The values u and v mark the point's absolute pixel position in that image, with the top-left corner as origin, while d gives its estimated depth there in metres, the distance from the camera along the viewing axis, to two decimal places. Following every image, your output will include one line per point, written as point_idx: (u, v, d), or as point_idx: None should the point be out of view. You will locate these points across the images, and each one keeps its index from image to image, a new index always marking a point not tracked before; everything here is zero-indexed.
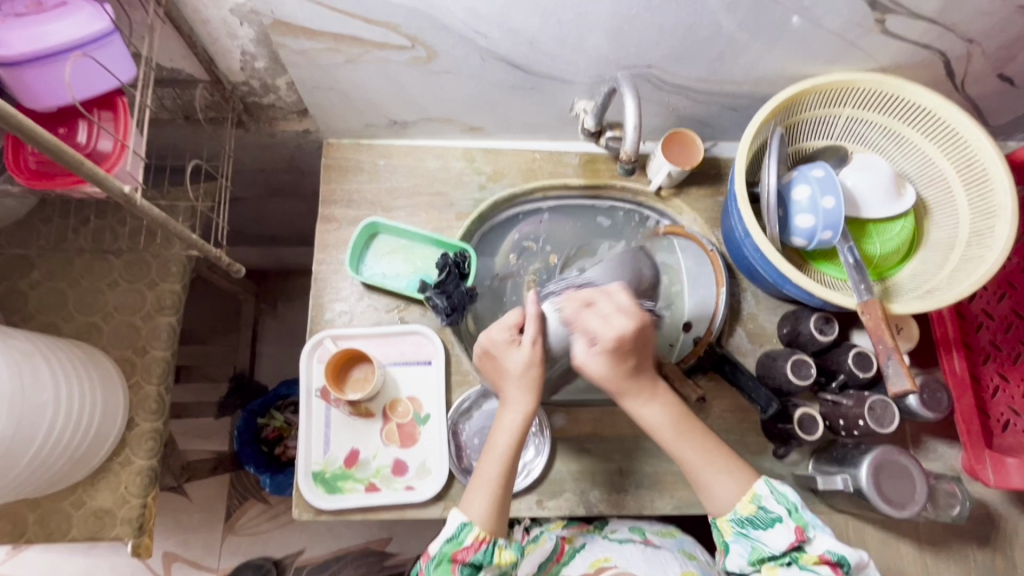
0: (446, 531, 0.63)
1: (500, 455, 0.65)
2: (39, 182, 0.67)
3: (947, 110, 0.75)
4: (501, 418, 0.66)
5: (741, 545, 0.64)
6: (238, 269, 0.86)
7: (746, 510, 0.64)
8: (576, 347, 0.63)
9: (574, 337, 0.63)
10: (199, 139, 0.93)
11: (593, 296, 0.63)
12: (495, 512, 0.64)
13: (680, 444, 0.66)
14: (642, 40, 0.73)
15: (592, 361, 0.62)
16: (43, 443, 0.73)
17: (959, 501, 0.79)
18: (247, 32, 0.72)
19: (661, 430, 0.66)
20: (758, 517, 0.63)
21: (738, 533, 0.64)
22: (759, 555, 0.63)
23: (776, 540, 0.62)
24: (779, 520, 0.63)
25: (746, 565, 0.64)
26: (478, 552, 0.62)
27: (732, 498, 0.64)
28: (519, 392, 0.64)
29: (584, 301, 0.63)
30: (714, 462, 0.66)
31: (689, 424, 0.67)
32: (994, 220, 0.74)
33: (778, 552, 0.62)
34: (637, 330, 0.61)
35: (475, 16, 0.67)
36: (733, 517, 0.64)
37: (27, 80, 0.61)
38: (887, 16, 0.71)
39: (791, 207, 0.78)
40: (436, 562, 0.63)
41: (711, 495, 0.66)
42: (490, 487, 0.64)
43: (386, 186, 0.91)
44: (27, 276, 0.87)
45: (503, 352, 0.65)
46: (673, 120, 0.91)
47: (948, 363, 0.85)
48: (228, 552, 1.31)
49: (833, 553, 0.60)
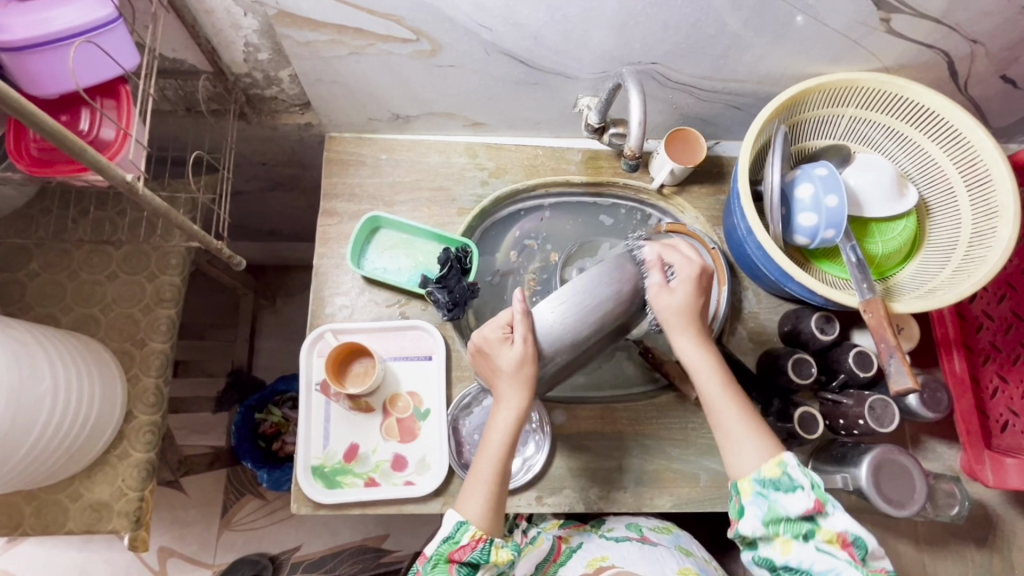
0: (444, 530, 0.63)
1: (496, 454, 0.65)
2: (41, 170, 0.67)
3: (950, 110, 0.75)
4: (495, 417, 0.65)
5: (757, 505, 0.61)
6: (238, 262, 0.85)
7: (771, 472, 0.61)
8: (650, 277, 0.65)
9: (648, 272, 0.66)
10: (200, 131, 0.93)
11: (674, 243, 0.70)
12: (490, 512, 0.63)
13: (721, 395, 0.66)
14: (647, 37, 0.73)
15: (670, 289, 0.65)
16: (41, 434, 0.73)
17: (958, 501, 0.79)
18: (251, 23, 0.72)
19: (705, 375, 0.66)
20: (782, 481, 0.60)
21: (757, 494, 0.61)
22: (776, 516, 0.60)
23: (797, 507, 0.59)
24: (803, 490, 0.59)
25: (759, 527, 0.61)
26: (475, 551, 0.61)
27: (758, 459, 0.62)
28: (512, 391, 0.63)
29: (667, 245, 0.68)
30: (748, 423, 0.64)
31: (730, 381, 0.67)
32: (996, 221, 0.74)
33: (795, 518, 0.59)
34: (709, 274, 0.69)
35: (480, 9, 0.67)
36: (755, 478, 0.62)
37: (29, 67, 0.60)
38: (891, 16, 0.71)
39: (794, 206, 0.78)
40: (432, 563, 0.62)
41: (737, 455, 0.63)
42: (485, 487, 0.64)
43: (388, 180, 0.91)
44: (26, 266, 0.86)
45: (495, 349, 0.63)
46: (676, 118, 0.91)
47: (948, 365, 0.86)
48: (224, 547, 1.30)
49: (852, 533, 0.58)
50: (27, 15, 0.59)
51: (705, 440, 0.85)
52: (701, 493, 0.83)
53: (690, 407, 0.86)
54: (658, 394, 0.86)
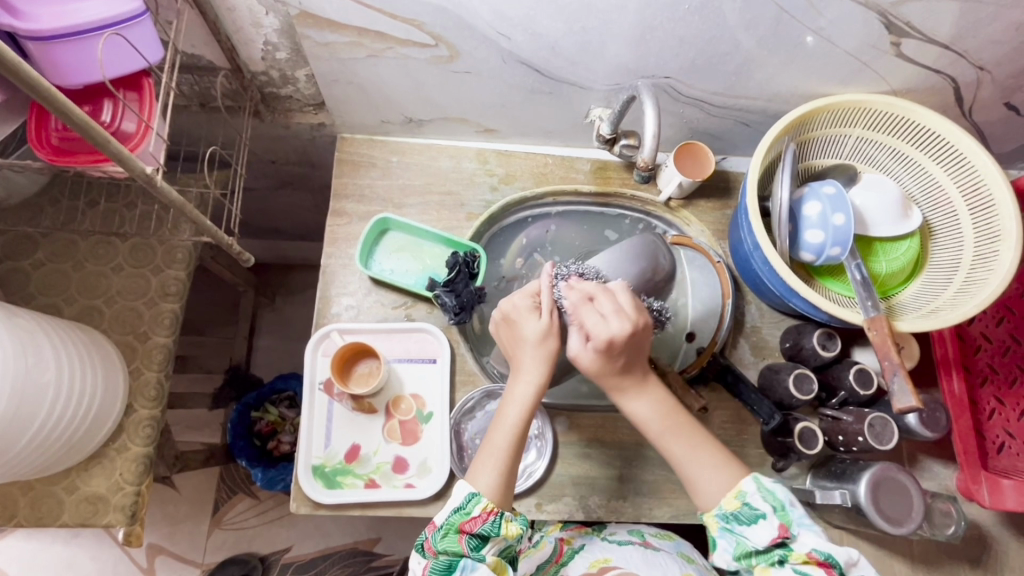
0: (455, 501, 0.62)
1: (512, 421, 0.65)
2: (62, 158, 0.67)
3: (956, 135, 0.77)
4: (513, 390, 0.66)
5: (726, 540, 0.62)
6: (247, 259, 0.86)
7: (730, 506, 0.62)
8: (571, 342, 0.65)
9: (570, 333, 0.65)
10: (213, 127, 0.93)
11: (594, 291, 0.64)
12: (502, 484, 0.63)
13: (670, 441, 0.66)
14: (662, 51, 0.74)
15: (586, 354, 0.64)
16: (43, 424, 0.72)
17: (954, 521, 0.80)
18: (272, 22, 0.72)
19: (651, 424, 0.66)
20: (742, 513, 0.62)
21: (723, 528, 0.63)
22: (744, 550, 0.61)
23: (762, 539, 0.60)
24: (765, 517, 0.61)
25: (732, 560, 0.63)
26: (486, 523, 0.61)
27: (716, 495, 0.63)
28: (532, 361, 0.65)
29: (585, 295, 0.65)
30: (700, 460, 0.65)
31: (677, 418, 0.67)
32: (998, 245, 0.75)
33: (764, 548, 0.60)
34: (638, 329, 0.63)
35: (501, 18, 0.67)
36: (718, 512, 0.63)
37: (54, 56, 0.61)
38: (902, 40, 0.72)
39: (801, 222, 0.79)
40: (442, 532, 0.62)
41: (699, 489, 0.64)
42: (499, 459, 0.64)
43: (398, 183, 0.92)
44: (31, 255, 0.86)
45: (522, 317, 0.66)
46: (686, 132, 0.92)
47: (948, 385, 0.87)
48: (214, 546, 1.29)
49: (821, 552, 0.58)
50: (54, 6, 0.60)
51: None
52: None
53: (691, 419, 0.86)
54: None
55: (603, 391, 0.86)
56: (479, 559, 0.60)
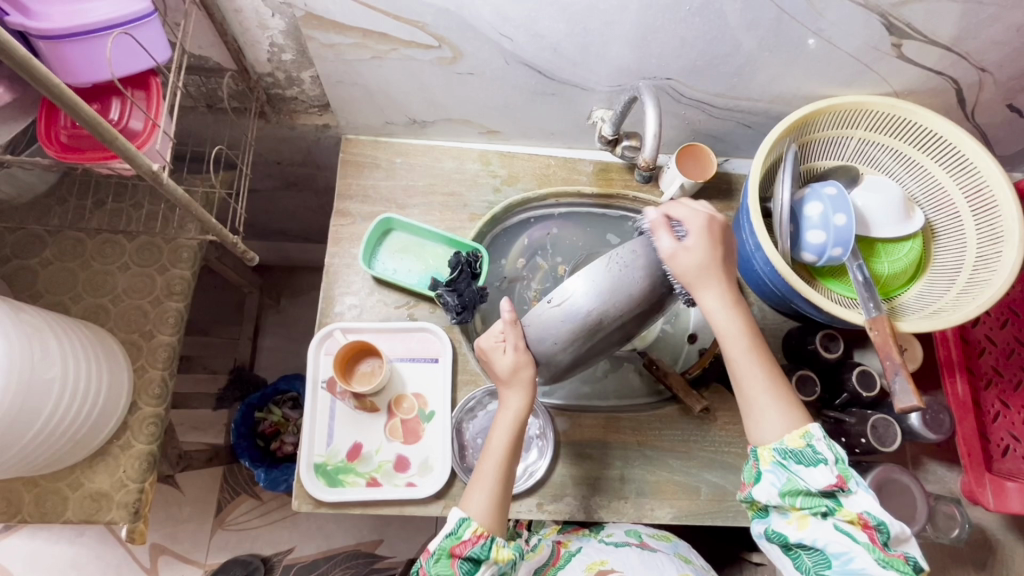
0: (447, 526, 0.63)
1: (500, 449, 0.66)
2: (69, 155, 0.68)
3: (959, 136, 0.77)
4: (499, 417, 0.67)
5: (776, 475, 0.59)
6: (252, 258, 0.87)
7: (794, 444, 0.59)
8: (661, 242, 0.60)
9: (659, 235, 0.61)
10: (220, 128, 0.94)
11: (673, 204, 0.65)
12: (494, 509, 0.63)
13: (747, 362, 0.63)
14: (663, 52, 0.74)
15: (683, 250, 0.60)
16: (47, 422, 0.73)
17: (959, 523, 0.80)
18: (278, 23, 0.74)
19: (733, 339, 0.63)
20: (805, 453, 0.59)
21: (777, 463, 0.59)
22: (794, 488, 0.58)
23: (818, 482, 0.58)
24: (825, 464, 0.58)
25: (775, 496, 0.59)
26: (476, 546, 0.61)
27: (778, 430, 0.60)
28: (513, 394, 0.65)
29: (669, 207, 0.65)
30: (773, 393, 0.62)
31: (760, 343, 0.63)
32: (1001, 246, 0.75)
33: (816, 493, 0.58)
34: (721, 222, 0.64)
35: (504, 20, 0.68)
36: (776, 447, 0.60)
37: (64, 55, 0.62)
38: (903, 41, 0.72)
39: (803, 223, 0.79)
40: (435, 557, 0.62)
41: (758, 423, 0.61)
42: (490, 484, 0.64)
43: (402, 184, 0.92)
44: (39, 254, 0.87)
45: (494, 355, 0.65)
46: (688, 134, 0.93)
47: (951, 386, 0.87)
48: (217, 547, 1.29)
49: (872, 516, 0.57)
50: (65, 6, 0.61)
51: (706, 453, 0.85)
52: (702, 507, 0.83)
53: (692, 419, 0.86)
54: (662, 405, 0.87)
55: (607, 392, 0.90)
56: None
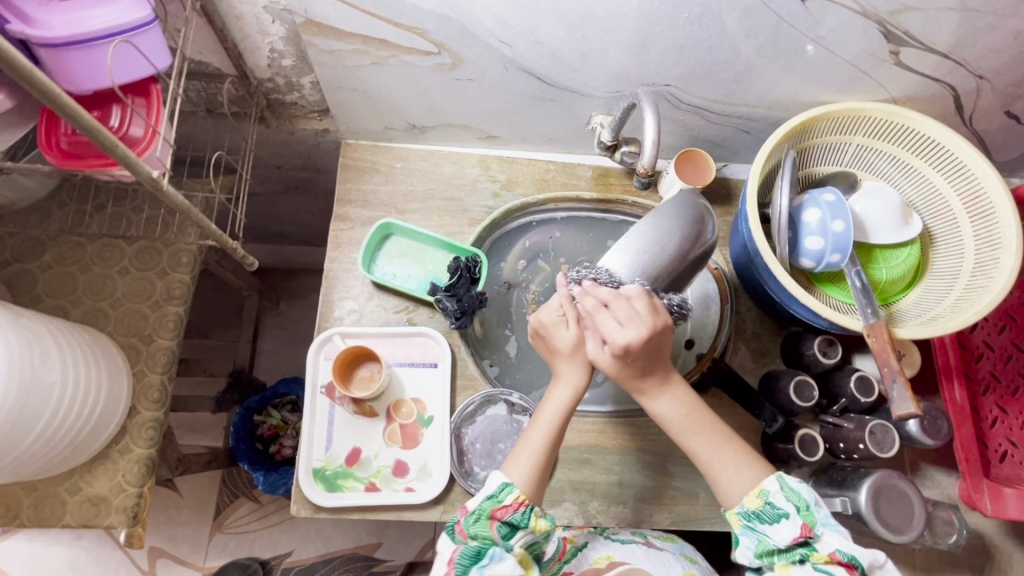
0: (488, 488, 0.62)
1: (552, 416, 0.65)
2: (69, 162, 0.68)
3: (956, 143, 0.77)
4: (553, 391, 0.66)
5: (749, 538, 0.61)
6: (251, 262, 0.87)
7: (752, 505, 0.61)
8: (589, 344, 0.64)
9: (588, 337, 0.64)
10: (220, 133, 0.95)
11: (607, 297, 0.60)
12: (535, 479, 0.63)
13: (694, 436, 0.64)
14: (662, 59, 0.74)
15: (603, 357, 0.63)
16: (46, 427, 0.73)
17: (956, 529, 0.80)
18: (278, 29, 0.74)
19: (676, 422, 0.64)
20: (765, 513, 0.60)
21: (745, 525, 0.61)
22: (766, 548, 0.60)
23: (783, 538, 0.59)
24: (787, 517, 0.59)
25: (754, 558, 0.62)
26: (517, 513, 0.61)
27: (740, 492, 0.62)
28: (571, 367, 0.66)
29: (601, 300, 0.61)
30: (728, 455, 0.63)
31: (704, 415, 0.65)
32: (998, 252, 0.76)
33: (786, 547, 0.59)
34: (642, 341, 0.59)
35: (503, 27, 0.68)
36: (740, 510, 0.61)
37: (65, 62, 0.62)
38: (901, 48, 0.72)
39: (801, 229, 0.79)
40: (474, 517, 0.61)
41: (723, 486, 0.63)
42: (534, 453, 0.64)
43: (401, 188, 0.93)
44: (38, 257, 0.87)
45: (552, 330, 0.66)
46: (687, 139, 0.93)
47: (949, 393, 0.87)
48: (215, 550, 1.29)
49: (845, 553, 0.57)
50: (65, 13, 0.61)
51: None
52: (700, 512, 0.83)
53: None
54: None
55: (605, 397, 0.89)
56: (507, 549, 0.60)
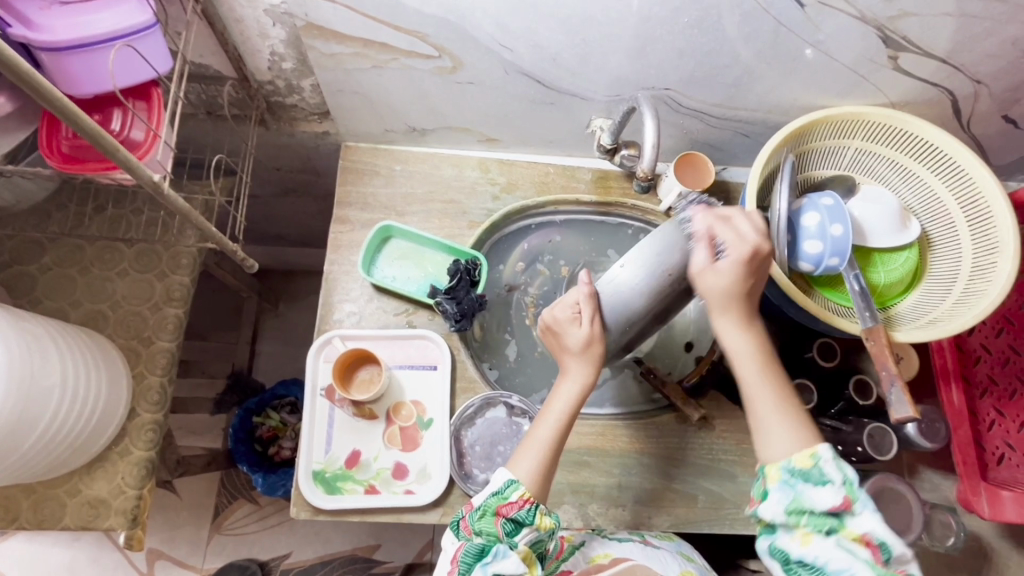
0: (495, 485, 0.62)
1: (557, 414, 0.65)
2: (71, 166, 0.68)
3: (955, 147, 0.78)
4: (560, 387, 0.66)
5: (783, 493, 0.56)
6: (251, 265, 0.87)
7: (802, 463, 0.57)
8: (695, 256, 0.62)
9: (696, 245, 0.62)
10: (220, 135, 0.95)
11: (729, 212, 0.63)
12: (541, 477, 0.63)
13: (757, 381, 0.61)
14: (662, 63, 0.75)
15: (714, 271, 0.61)
16: (46, 429, 0.73)
17: (954, 532, 0.80)
18: (279, 33, 0.74)
19: (743, 359, 0.62)
20: (812, 474, 0.56)
21: (784, 482, 0.57)
22: (800, 507, 0.56)
23: (824, 502, 0.55)
24: (833, 484, 0.55)
25: (779, 514, 0.56)
26: (522, 509, 0.60)
27: (789, 448, 0.58)
28: (577, 364, 0.65)
29: (720, 215, 0.63)
30: (781, 415, 0.60)
31: (769, 367, 0.62)
32: (996, 256, 0.76)
33: (821, 513, 0.55)
34: (767, 251, 0.61)
35: (503, 31, 0.69)
36: (784, 466, 0.57)
37: (66, 66, 0.62)
38: (899, 54, 0.73)
39: (800, 233, 0.79)
40: (480, 513, 0.61)
41: (769, 439, 0.59)
42: (539, 451, 0.64)
43: (401, 191, 0.93)
44: (38, 259, 0.87)
45: (564, 328, 0.66)
46: (686, 142, 0.93)
47: (947, 396, 0.87)
48: (214, 552, 1.29)
49: (878, 536, 0.54)
50: (67, 17, 0.61)
51: (703, 461, 0.85)
52: (699, 514, 0.83)
53: (689, 427, 0.87)
54: (659, 413, 0.87)
55: (604, 399, 0.89)
56: (511, 546, 0.59)
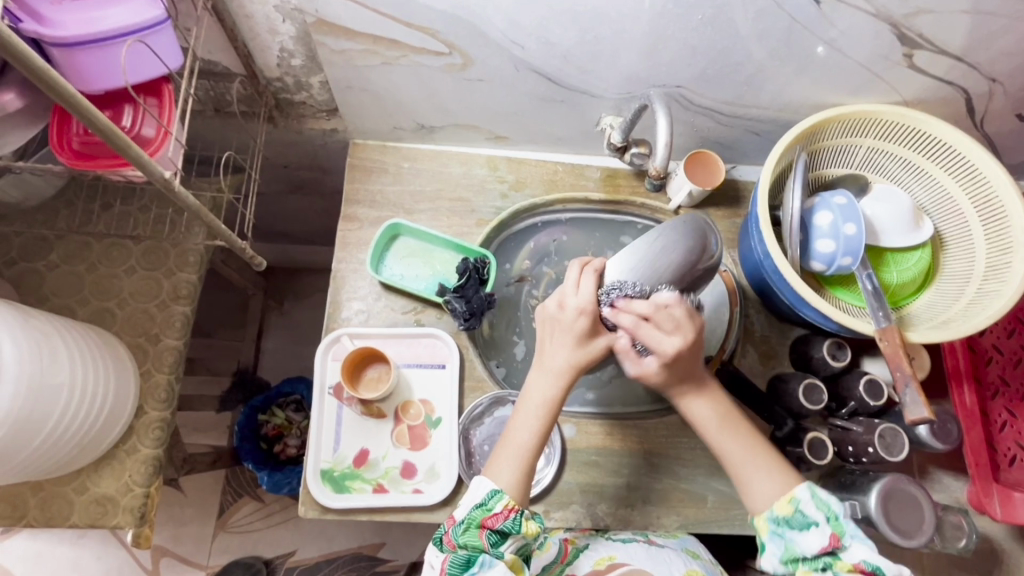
0: (476, 496, 0.61)
1: (535, 411, 0.64)
2: (81, 162, 0.68)
3: (967, 146, 0.77)
4: (538, 379, 0.65)
5: (775, 544, 0.61)
6: (259, 263, 0.86)
7: (783, 511, 0.61)
8: (626, 366, 0.65)
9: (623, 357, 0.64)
10: (227, 132, 0.94)
11: (647, 310, 0.60)
12: (521, 481, 0.62)
13: (727, 441, 0.65)
14: (674, 60, 0.74)
15: (648, 366, 0.63)
16: (55, 427, 0.73)
17: (966, 534, 0.79)
18: (288, 29, 0.73)
19: (709, 425, 0.66)
20: (795, 519, 0.60)
21: (773, 532, 0.61)
22: (792, 555, 0.60)
23: (812, 545, 0.59)
24: (816, 525, 0.59)
25: (779, 564, 0.61)
26: (507, 520, 0.60)
27: (770, 497, 0.62)
28: (561, 352, 0.64)
29: (640, 316, 0.61)
30: (758, 463, 0.64)
31: (738, 424, 0.66)
32: (1010, 256, 0.75)
33: (812, 555, 0.59)
34: (691, 342, 0.62)
35: (515, 27, 0.68)
36: (769, 515, 0.61)
37: (76, 61, 0.62)
38: (914, 51, 0.72)
39: (812, 232, 0.79)
40: (463, 526, 0.60)
41: (751, 492, 0.63)
42: (521, 455, 0.63)
43: (409, 189, 0.92)
44: (45, 256, 0.87)
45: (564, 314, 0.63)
46: (696, 141, 0.92)
47: (958, 396, 0.87)
48: (219, 549, 1.29)
49: (871, 563, 0.56)
50: (78, 12, 0.61)
51: (713, 462, 0.85)
52: (708, 515, 0.83)
53: (698, 427, 0.86)
54: (668, 413, 0.86)
55: (609, 399, 0.88)
56: (497, 556, 0.59)
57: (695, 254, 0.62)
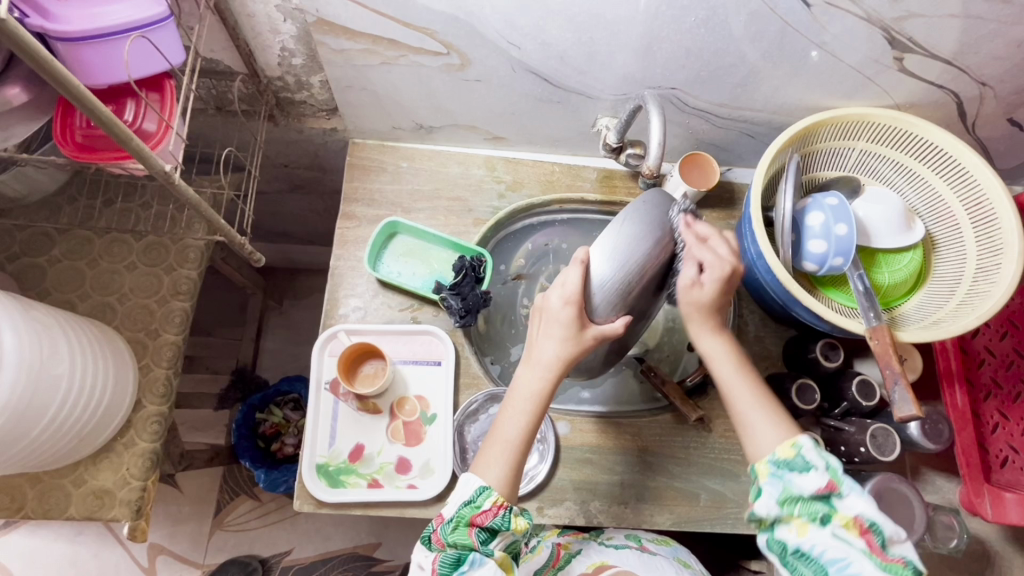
0: (464, 494, 0.61)
1: (523, 407, 0.64)
2: (83, 154, 0.69)
3: (959, 149, 0.78)
4: (527, 371, 0.65)
5: (773, 486, 0.58)
6: (258, 259, 0.87)
7: (785, 454, 0.59)
8: (684, 270, 0.65)
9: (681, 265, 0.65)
10: (229, 131, 0.96)
11: (708, 233, 0.65)
12: (509, 477, 0.62)
13: (734, 380, 0.65)
14: (669, 62, 0.75)
15: (701, 285, 0.64)
16: (53, 418, 0.73)
17: (957, 533, 0.80)
18: (289, 28, 0.75)
19: (720, 361, 0.66)
20: (796, 462, 0.58)
21: (772, 474, 0.59)
22: (789, 496, 0.57)
23: (810, 486, 0.57)
24: (816, 469, 0.57)
25: (774, 507, 0.58)
26: (496, 517, 0.60)
27: (771, 443, 0.61)
28: (549, 344, 0.63)
29: (701, 235, 0.65)
30: (763, 409, 0.63)
31: (746, 365, 0.66)
32: (1000, 258, 0.76)
33: (809, 498, 0.56)
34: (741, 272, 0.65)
35: (511, 27, 0.69)
36: (770, 459, 0.60)
37: (82, 56, 0.63)
38: (905, 55, 0.73)
39: (805, 233, 0.80)
40: (452, 525, 0.60)
41: (754, 439, 0.62)
42: (508, 451, 0.63)
43: (406, 188, 0.93)
44: (48, 251, 0.88)
45: (550, 303, 0.65)
46: (692, 143, 0.93)
47: (950, 398, 0.87)
48: (215, 547, 1.29)
49: (868, 518, 0.55)
50: (82, 8, 0.62)
51: (706, 461, 0.85)
52: (701, 513, 0.83)
53: (691, 426, 0.87)
54: (661, 411, 0.87)
55: (605, 397, 0.90)
56: (487, 553, 0.59)
57: (662, 232, 0.64)
